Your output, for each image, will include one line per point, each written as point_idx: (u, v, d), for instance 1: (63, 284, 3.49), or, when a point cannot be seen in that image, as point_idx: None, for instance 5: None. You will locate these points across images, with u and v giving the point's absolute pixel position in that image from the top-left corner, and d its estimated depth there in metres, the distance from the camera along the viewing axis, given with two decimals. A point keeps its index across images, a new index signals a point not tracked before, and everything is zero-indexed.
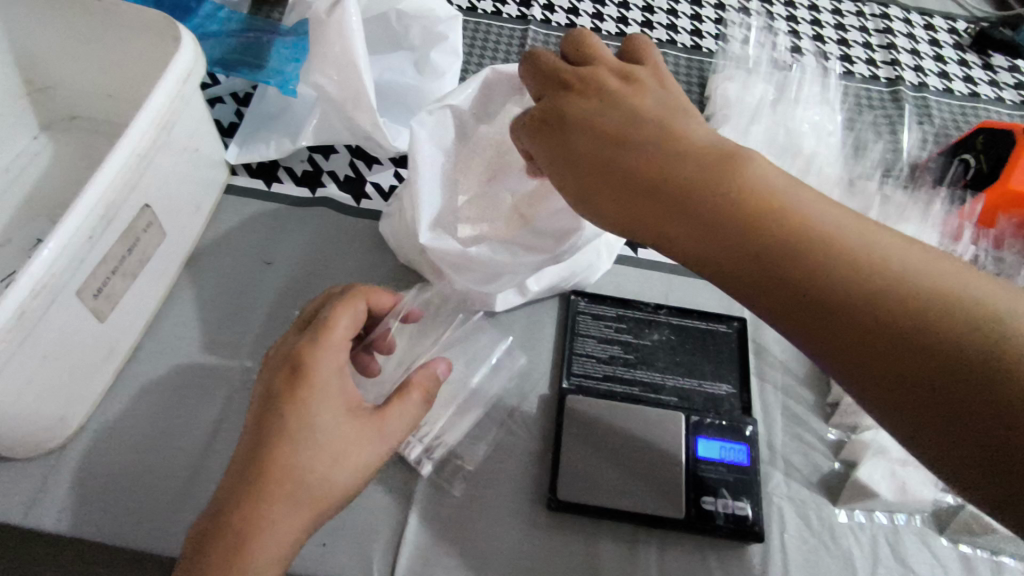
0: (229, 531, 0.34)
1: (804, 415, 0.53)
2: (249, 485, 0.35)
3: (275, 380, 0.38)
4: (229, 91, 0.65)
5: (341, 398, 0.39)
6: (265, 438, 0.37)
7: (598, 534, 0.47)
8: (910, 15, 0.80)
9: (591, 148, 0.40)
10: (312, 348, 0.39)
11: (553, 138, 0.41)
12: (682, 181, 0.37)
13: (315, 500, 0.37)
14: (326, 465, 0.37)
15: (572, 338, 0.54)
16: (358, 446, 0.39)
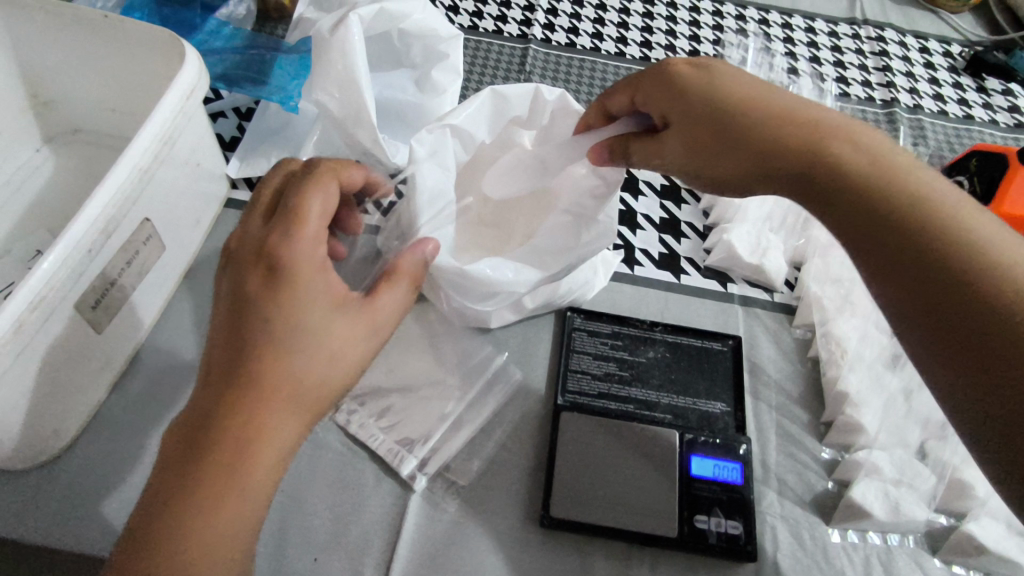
0: (218, 442, 0.34)
1: (798, 434, 0.53)
2: (239, 393, 0.35)
3: (250, 281, 0.37)
4: (232, 106, 0.66)
5: (327, 295, 0.38)
6: (250, 341, 0.36)
7: (591, 553, 0.47)
8: (906, 38, 0.81)
9: (739, 92, 0.42)
10: (290, 245, 0.37)
11: (682, 85, 0.43)
12: (829, 133, 0.39)
13: (312, 398, 0.37)
14: (323, 364, 0.37)
15: (568, 354, 0.54)
16: (352, 342, 0.39)
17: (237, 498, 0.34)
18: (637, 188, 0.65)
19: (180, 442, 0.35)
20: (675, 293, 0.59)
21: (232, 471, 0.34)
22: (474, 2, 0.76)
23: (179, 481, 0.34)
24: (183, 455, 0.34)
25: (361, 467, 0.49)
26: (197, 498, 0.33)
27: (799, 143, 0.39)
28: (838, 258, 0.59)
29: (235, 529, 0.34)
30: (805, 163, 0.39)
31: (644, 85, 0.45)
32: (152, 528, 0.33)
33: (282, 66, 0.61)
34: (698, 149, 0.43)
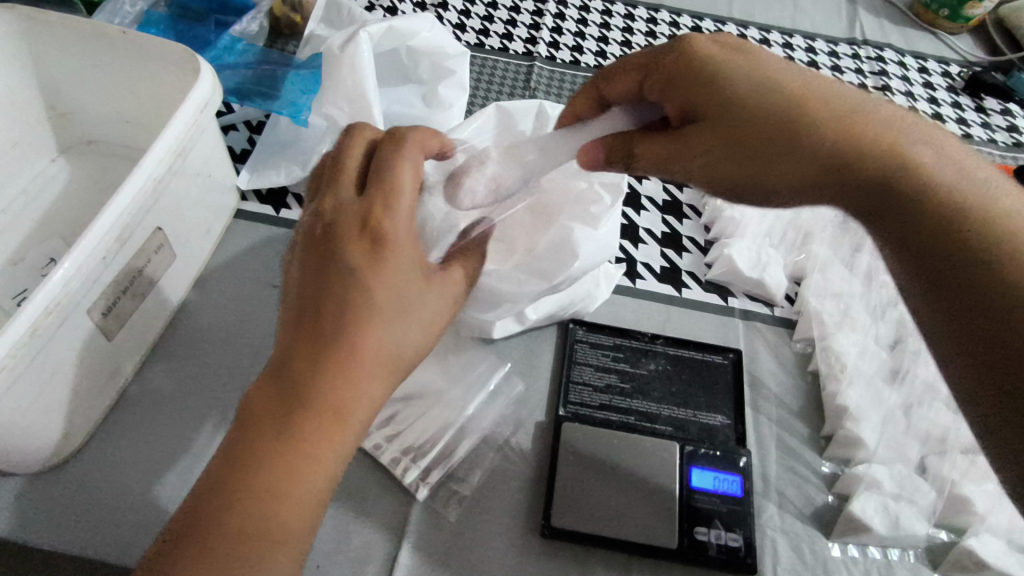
0: (320, 406, 0.34)
1: (798, 448, 0.54)
2: (342, 359, 0.35)
3: (350, 251, 0.37)
4: (243, 120, 0.67)
5: (419, 268, 0.39)
6: (348, 310, 0.35)
7: (592, 564, 0.47)
8: (905, 58, 0.83)
9: (772, 87, 0.39)
10: (393, 217, 0.38)
11: (714, 74, 0.40)
12: (861, 116, 0.39)
13: (401, 369, 0.38)
14: (415, 334, 0.38)
15: (570, 366, 0.55)
16: (439, 315, 0.40)
17: (323, 470, 0.35)
18: (639, 202, 0.66)
19: (276, 401, 0.35)
20: (675, 306, 0.60)
21: (320, 441, 0.35)
22: (480, 20, 0.78)
23: (271, 451, 0.34)
24: (277, 416, 0.34)
25: (365, 475, 0.49)
26: (294, 452, 0.34)
27: (840, 135, 0.38)
28: (837, 273, 0.60)
29: (318, 498, 0.35)
30: (846, 163, 0.38)
31: (659, 71, 0.42)
32: (249, 478, 0.34)
33: (293, 80, 0.63)
34: (724, 151, 0.41)
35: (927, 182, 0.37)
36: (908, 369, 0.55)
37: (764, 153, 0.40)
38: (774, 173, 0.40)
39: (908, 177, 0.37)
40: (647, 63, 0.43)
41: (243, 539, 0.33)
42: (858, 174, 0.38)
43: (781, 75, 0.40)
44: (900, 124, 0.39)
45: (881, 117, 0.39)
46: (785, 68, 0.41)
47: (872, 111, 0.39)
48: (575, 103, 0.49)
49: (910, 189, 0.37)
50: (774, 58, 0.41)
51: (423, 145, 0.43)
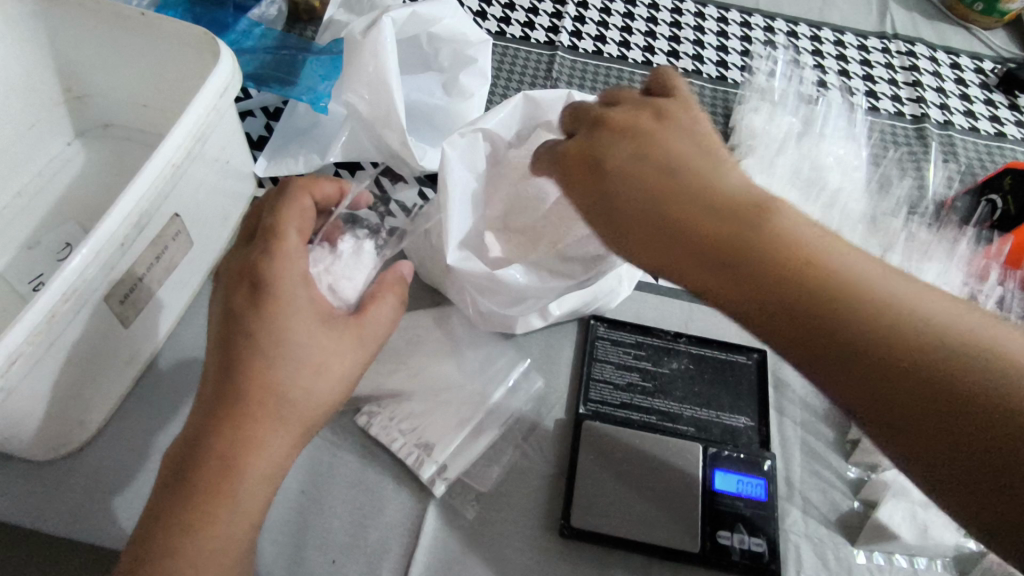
0: (212, 455, 0.36)
1: (823, 452, 0.52)
2: (227, 406, 0.36)
3: (233, 301, 0.38)
4: (261, 106, 0.66)
5: (310, 309, 0.39)
6: (234, 358, 0.37)
7: (611, 566, 0.46)
8: (936, 53, 0.81)
9: (608, 173, 0.38)
10: (268, 260, 0.38)
11: (583, 150, 0.40)
12: (727, 200, 0.35)
13: (300, 412, 0.38)
14: (307, 377, 0.38)
15: (591, 363, 0.54)
16: (338, 355, 0.39)
17: (228, 518, 0.36)
18: None
19: (178, 453, 0.37)
20: (699, 304, 0.59)
21: (221, 487, 0.36)
22: (502, 8, 0.76)
23: (173, 497, 0.35)
24: (174, 467, 0.36)
25: (381, 470, 0.48)
26: (186, 500, 0.35)
27: (701, 213, 0.34)
28: None
29: (232, 546, 0.36)
30: (744, 250, 0.33)
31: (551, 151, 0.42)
32: (152, 529, 0.35)
33: (312, 65, 0.61)
34: (592, 216, 0.39)
35: (824, 265, 0.31)
36: None
37: (615, 218, 0.37)
38: (628, 227, 0.36)
39: (872, 295, 0.30)
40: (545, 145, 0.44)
41: None
42: (768, 301, 0.32)
43: (607, 154, 0.39)
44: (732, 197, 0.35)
45: (773, 204, 0.34)
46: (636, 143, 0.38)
47: (796, 210, 0.35)
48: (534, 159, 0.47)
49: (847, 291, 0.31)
50: (677, 136, 0.39)
51: (314, 191, 0.44)
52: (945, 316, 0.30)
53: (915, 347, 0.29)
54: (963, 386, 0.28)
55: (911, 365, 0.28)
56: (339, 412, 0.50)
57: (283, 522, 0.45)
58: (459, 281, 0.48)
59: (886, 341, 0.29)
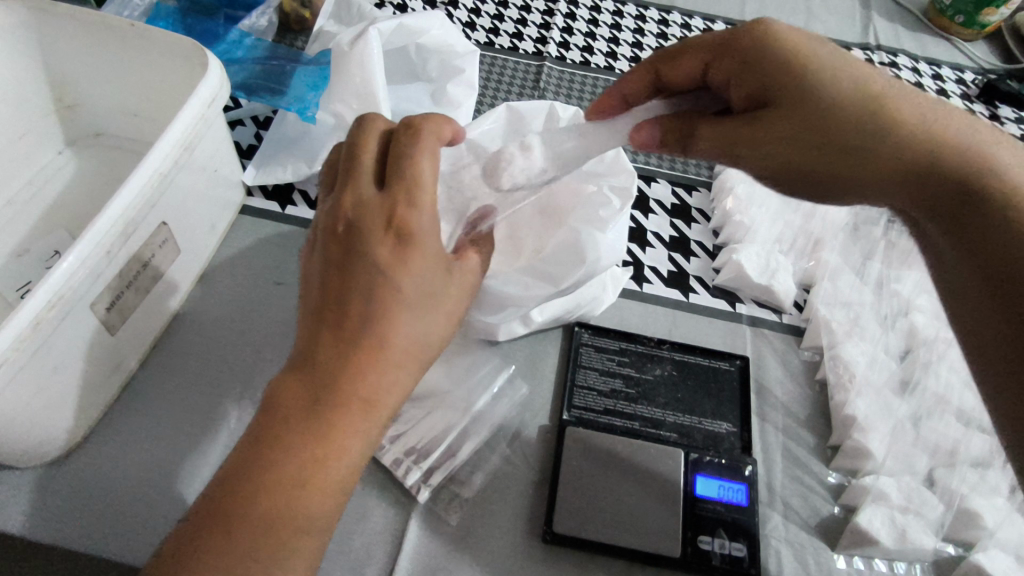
0: (347, 400, 0.34)
1: (804, 458, 0.53)
2: (364, 352, 0.34)
3: (371, 244, 0.36)
4: (250, 115, 0.67)
5: (441, 258, 0.38)
6: (376, 302, 0.35)
7: (593, 571, 0.46)
8: (919, 64, 0.82)
9: (843, 87, 0.41)
10: (407, 205, 0.37)
11: (803, 60, 0.42)
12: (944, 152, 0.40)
13: (428, 358, 0.37)
14: (445, 321, 0.38)
15: (575, 369, 0.54)
16: (461, 306, 0.39)
17: (349, 461, 0.35)
18: (648, 205, 0.65)
19: (299, 395, 0.34)
20: (683, 312, 0.59)
21: (350, 430, 0.34)
22: (490, 19, 0.77)
23: (294, 443, 0.34)
24: (297, 410, 0.34)
25: (366, 476, 0.49)
26: (311, 445, 0.34)
27: (922, 144, 0.40)
28: (847, 281, 0.59)
29: (340, 494, 0.35)
30: (925, 159, 0.40)
31: (739, 47, 0.43)
32: (267, 477, 0.33)
33: (302, 76, 0.62)
34: (797, 121, 0.41)
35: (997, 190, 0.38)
36: (919, 380, 0.54)
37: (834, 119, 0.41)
38: (840, 127, 0.41)
39: None
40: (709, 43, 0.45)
41: (271, 536, 0.33)
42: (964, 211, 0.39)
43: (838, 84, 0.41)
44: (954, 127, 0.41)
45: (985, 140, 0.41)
46: (868, 73, 0.43)
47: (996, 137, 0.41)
48: (608, 101, 0.50)
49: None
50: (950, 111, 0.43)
51: (440, 135, 0.42)
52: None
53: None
54: None
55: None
56: None
57: None
58: None
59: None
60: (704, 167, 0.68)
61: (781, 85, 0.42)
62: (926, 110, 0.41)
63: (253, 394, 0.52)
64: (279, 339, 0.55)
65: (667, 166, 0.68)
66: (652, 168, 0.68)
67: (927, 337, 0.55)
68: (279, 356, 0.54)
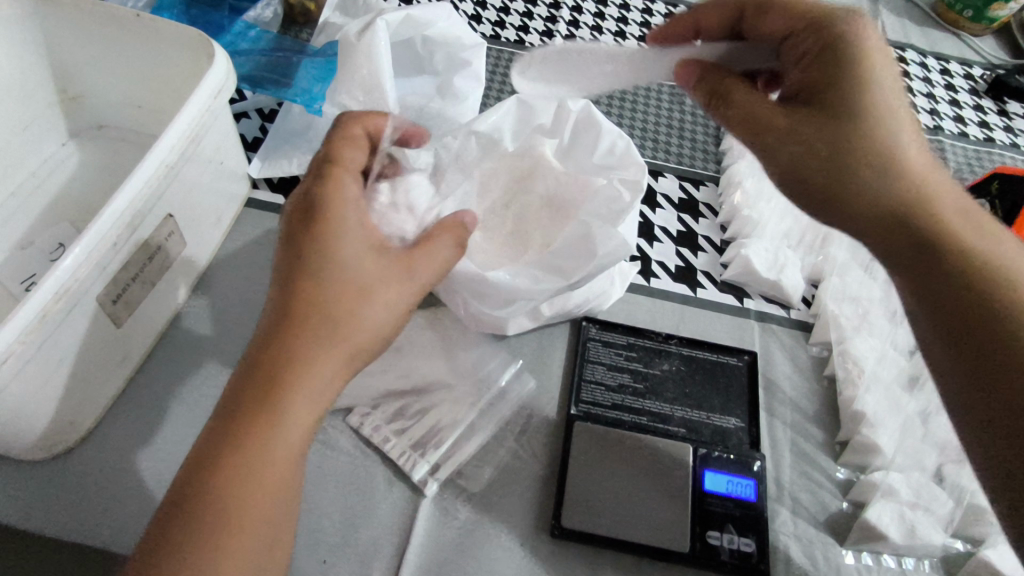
0: (269, 363, 0.36)
1: (812, 453, 0.53)
2: (282, 320, 0.37)
3: (290, 226, 0.40)
4: (255, 107, 0.66)
5: (358, 236, 0.41)
6: (284, 282, 0.39)
7: (602, 566, 0.46)
8: (927, 59, 0.81)
9: (869, 121, 0.42)
10: (326, 186, 0.41)
11: (863, 69, 0.43)
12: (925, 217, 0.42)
13: (354, 335, 0.38)
14: (352, 299, 0.39)
15: (582, 364, 0.54)
16: (387, 282, 0.40)
17: (280, 428, 0.36)
18: (655, 200, 0.65)
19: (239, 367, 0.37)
20: (691, 306, 0.59)
21: (269, 395, 0.36)
22: (496, 12, 0.77)
23: (227, 410, 0.36)
24: (233, 383, 0.37)
25: (373, 470, 0.48)
26: (242, 411, 0.35)
27: (910, 198, 0.42)
28: (856, 276, 0.59)
29: (280, 462, 0.36)
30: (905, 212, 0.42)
31: (814, 39, 0.44)
32: (207, 440, 0.35)
33: (308, 68, 0.62)
34: (818, 120, 0.43)
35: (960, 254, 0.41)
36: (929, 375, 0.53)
37: (865, 139, 0.42)
38: (842, 147, 0.42)
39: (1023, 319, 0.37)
40: (803, 17, 0.45)
41: (208, 497, 0.34)
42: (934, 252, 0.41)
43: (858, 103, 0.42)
44: (930, 190, 0.43)
45: (951, 204, 0.43)
46: (899, 117, 0.43)
47: (967, 204, 0.44)
48: (677, 29, 0.50)
49: (999, 274, 0.39)
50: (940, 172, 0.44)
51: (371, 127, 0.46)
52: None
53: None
54: None
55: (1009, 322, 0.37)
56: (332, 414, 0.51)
57: None
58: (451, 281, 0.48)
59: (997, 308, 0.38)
60: (712, 162, 0.68)
61: (824, 95, 0.43)
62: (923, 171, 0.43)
63: None
64: None
65: (675, 160, 0.68)
66: (660, 162, 0.68)
67: None
68: None
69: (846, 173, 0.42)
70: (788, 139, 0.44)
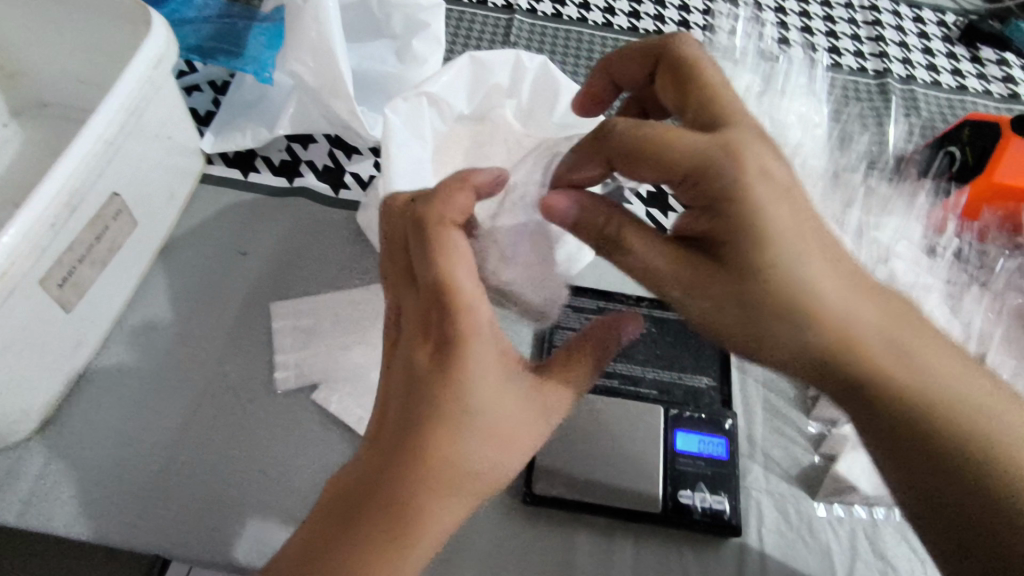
0: (394, 522, 0.32)
1: (784, 409, 0.53)
2: (410, 472, 0.32)
3: (417, 358, 0.34)
4: (207, 79, 0.64)
5: (496, 372, 0.34)
6: (415, 426, 0.33)
7: (575, 530, 0.46)
8: (900, 7, 0.80)
9: (739, 250, 0.32)
10: (463, 314, 0.33)
11: (755, 216, 0.32)
12: (851, 326, 0.32)
13: (483, 485, 0.34)
14: (493, 450, 0.34)
15: (552, 330, 0.53)
16: (525, 427, 0.35)
17: None
18: None
19: (348, 510, 0.33)
20: None
21: (388, 557, 0.31)
22: None
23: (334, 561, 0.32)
24: (342, 532, 0.32)
25: (341, 446, 0.48)
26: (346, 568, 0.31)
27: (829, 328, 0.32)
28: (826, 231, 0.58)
29: None
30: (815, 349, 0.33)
31: (693, 167, 0.33)
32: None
33: (256, 34, 0.59)
34: (718, 282, 0.33)
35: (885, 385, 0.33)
36: None
37: (775, 312, 0.32)
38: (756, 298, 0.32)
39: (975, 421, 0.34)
40: (655, 149, 0.33)
41: None
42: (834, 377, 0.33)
43: (748, 223, 0.32)
44: (899, 309, 0.33)
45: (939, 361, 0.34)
46: (792, 208, 0.32)
47: (917, 330, 0.34)
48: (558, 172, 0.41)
49: (966, 420, 0.34)
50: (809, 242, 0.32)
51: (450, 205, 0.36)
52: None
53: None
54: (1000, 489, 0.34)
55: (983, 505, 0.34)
56: (299, 391, 0.50)
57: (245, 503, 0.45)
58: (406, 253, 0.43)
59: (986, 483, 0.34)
60: None
61: (743, 241, 0.32)
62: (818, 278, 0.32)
63: (221, 368, 0.50)
64: (248, 311, 0.53)
65: None
66: None
67: (906, 285, 0.55)
68: (248, 329, 0.52)
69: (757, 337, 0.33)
70: (693, 296, 0.34)
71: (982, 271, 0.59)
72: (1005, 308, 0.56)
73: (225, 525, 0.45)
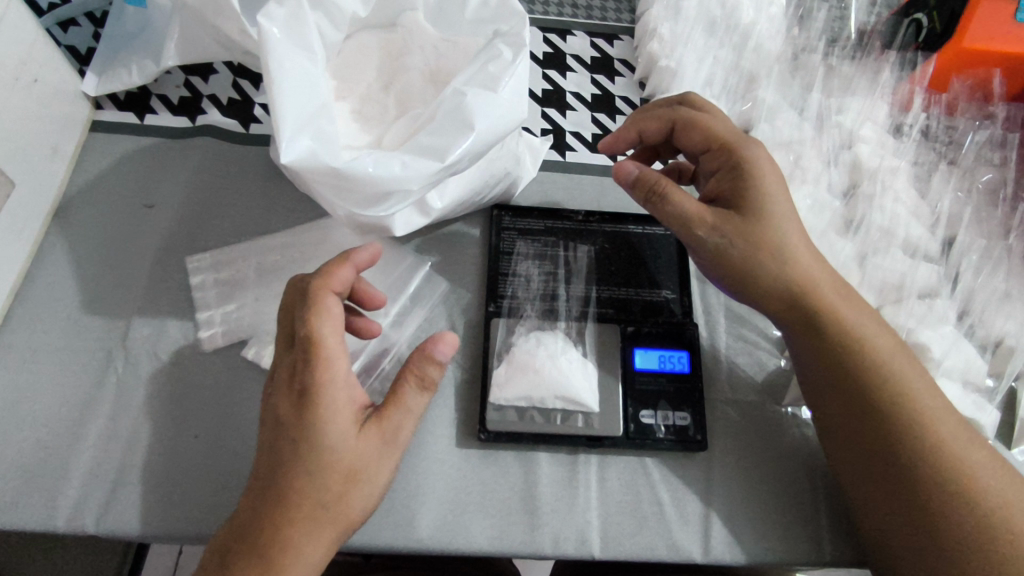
0: (255, 552, 0.33)
1: (746, 313, 0.50)
2: (272, 507, 0.33)
3: (279, 407, 0.35)
4: (84, 11, 0.55)
5: (347, 410, 0.35)
6: (276, 470, 0.34)
7: (536, 461, 0.44)
8: None
9: (752, 203, 0.41)
10: (310, 363, 0.35)
11: (761, 183, 0.42)
12: (811, 275, 0.41)
13: (340, 515, 0.35)
14: (344, 482, 0.34)
15: (498, 257, 0.49)
16: (373, 458, 0.36)
17: None
18: (565, 63, 0.58)
19: (227, 542, 0.34)
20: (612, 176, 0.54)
21: None
22: None
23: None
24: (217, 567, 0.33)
25: None
26: None
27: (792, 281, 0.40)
28: (786, 119, 0.53)
29: None
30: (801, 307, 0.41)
31: (733, 154, 0.43)
32: None
33: None
34: (731, 223, 0.41)
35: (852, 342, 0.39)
36: (862, 218, 0.50)
37: (758, 262, 0.41)
38: (750, 241, 0.41)
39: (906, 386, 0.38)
40: (721, 137, 0.44)
41: None
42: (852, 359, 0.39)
43: (765, 184, 0.42)
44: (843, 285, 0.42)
45: (888, 340, 0.40)
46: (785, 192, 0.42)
47: (871, 317, 0.41)
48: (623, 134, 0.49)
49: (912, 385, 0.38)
50: (793, 217, 0.42)
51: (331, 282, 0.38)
52: (975, 456, 0.36)
53: (942, 481, 0.35)
54: (931, 445, 0.36)
55: (905, 471, 0.36)
56: (228, 348, 0.46)
57: (180, 472, 0.42)
58: (308, 183, 0.38)
59: (913, 446, 0.36)
60: (625, 12, 0.60)
61: (751, 212, 0.41)
62: (796, 234, 0.41)
63: (138, 332, 0.46)
64: (161, 268, 0.48)
65: (584, 15, 0.60)
66: (568, 19, 0.59)
67: (870, 169, 0.51)
68: (164, 288, 0.48)
69: (776, 296, 0.41)
70: (713, 234, 0.41)
71: (950, 148, 0.54)
72: (974, 185, 0.52)
73: (157, 497, 0.41)
